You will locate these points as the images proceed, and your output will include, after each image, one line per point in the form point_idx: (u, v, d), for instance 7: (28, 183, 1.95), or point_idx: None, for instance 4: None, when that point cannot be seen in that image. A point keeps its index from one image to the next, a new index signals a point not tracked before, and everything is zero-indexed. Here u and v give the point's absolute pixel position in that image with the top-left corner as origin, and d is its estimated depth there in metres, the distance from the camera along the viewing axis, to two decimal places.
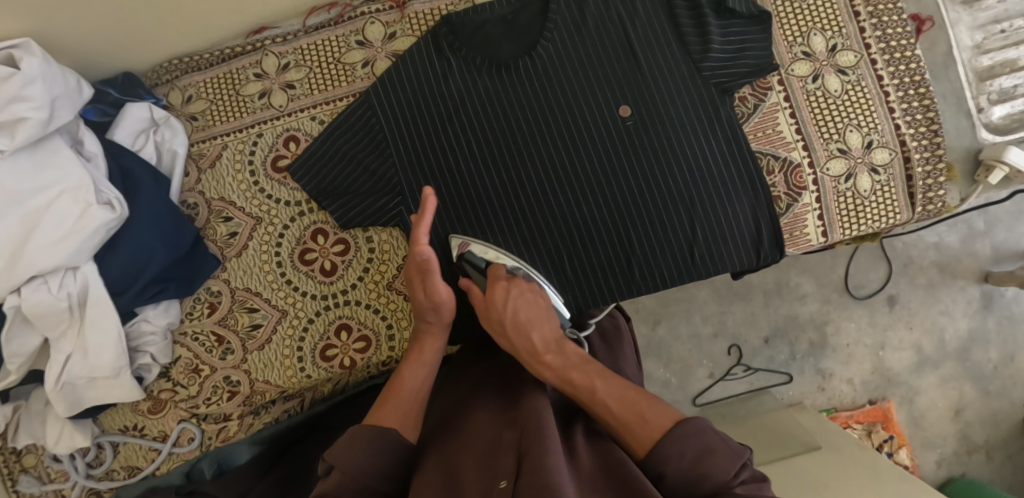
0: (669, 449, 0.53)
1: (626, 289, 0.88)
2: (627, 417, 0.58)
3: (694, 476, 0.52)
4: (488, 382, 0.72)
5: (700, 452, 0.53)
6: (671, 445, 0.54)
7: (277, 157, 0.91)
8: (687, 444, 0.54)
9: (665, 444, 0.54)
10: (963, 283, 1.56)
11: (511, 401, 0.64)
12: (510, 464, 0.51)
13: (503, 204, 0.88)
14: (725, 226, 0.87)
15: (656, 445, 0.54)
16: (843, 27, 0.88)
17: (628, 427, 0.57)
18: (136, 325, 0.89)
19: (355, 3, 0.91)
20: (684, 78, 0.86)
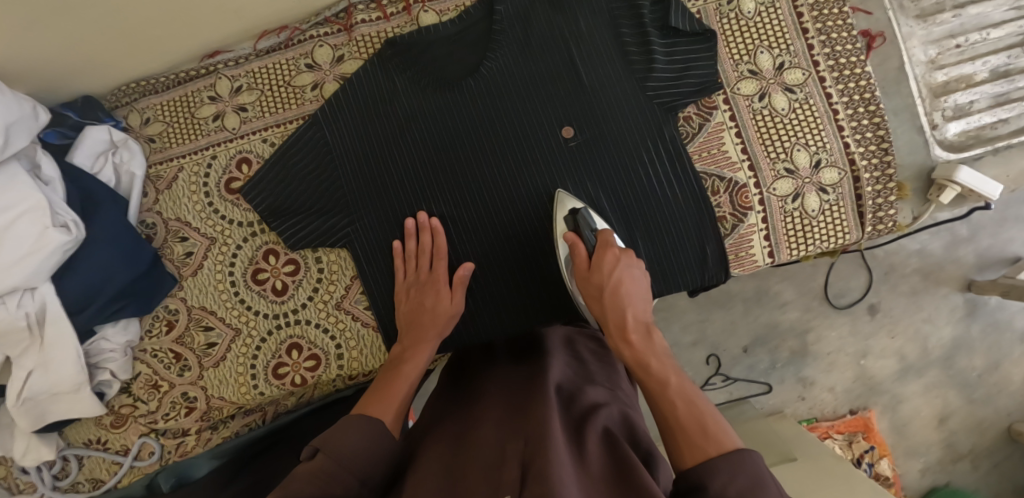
0: (724, 470, 0.51)
1: (570, 309, 0.89)
2: (692, 430, 0.57)
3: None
4: (493, 389, 0.71)
5: (750, 485, 0.50)
6: (727, 468, 0.51)
7: (231, 179, 0.93)
8: (738, 473, 0.51)
9: (723, 464, 0.52)
10: (946, 291, 1.53)
11: (519, 410, 0.62)
12: (514, 476, 0.50)
13: (449, 224, 0.89)
14: (669, 247, 0.87)
15: (711, 459, 0.53)
16: (790, 44, 0.87)
17: (688, 436, 0.56)
18: (95, 343, 0.91)
19: (303, 26, 0.92)
20: (631, 96, 0.86)
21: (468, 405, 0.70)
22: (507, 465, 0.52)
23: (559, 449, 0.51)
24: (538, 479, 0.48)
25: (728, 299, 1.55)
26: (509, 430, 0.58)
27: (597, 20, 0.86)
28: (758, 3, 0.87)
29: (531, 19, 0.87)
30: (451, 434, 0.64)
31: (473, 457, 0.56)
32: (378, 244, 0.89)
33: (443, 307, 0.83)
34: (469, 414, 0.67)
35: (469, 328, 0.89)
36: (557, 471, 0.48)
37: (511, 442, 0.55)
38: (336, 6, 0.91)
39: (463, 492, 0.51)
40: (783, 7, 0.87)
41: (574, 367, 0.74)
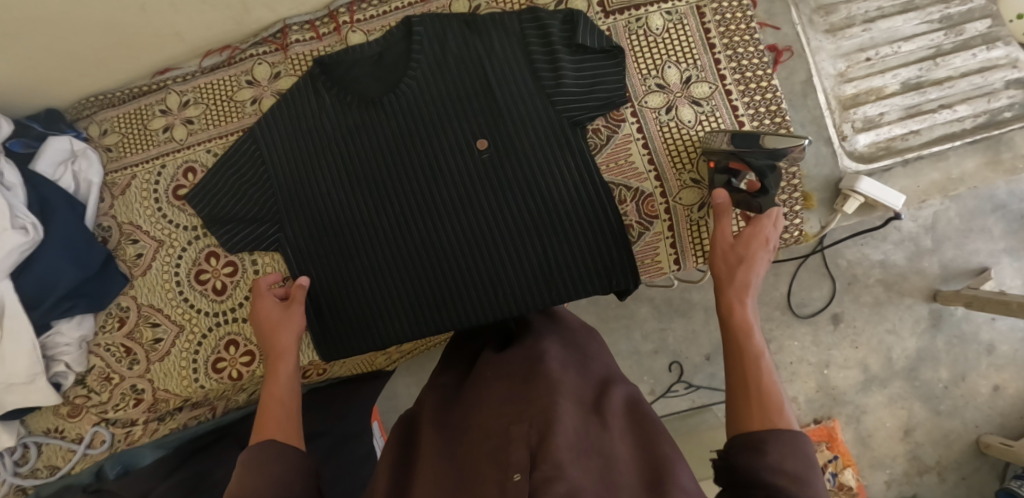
0: (787, 445, 0.55)
1: (481, 315, 0.92)
2: (765, 404, 0.60)
3: (788, 475, 0.54)
4: (494, 363, 0.76)
5: (804, 460, 0.55)
6: (788, 444, 0.56)
7: (178, 186, 1.00)
8: (783, 449, 0.55)
9: (787, 439, 0.56)
10: (910, 301, 1.46)
11: (528, 387, 0.66)
12: (523, 458, 0.55)
13: (370, 232, 0.94)
14: (576, 256, 0.91)
15: (773, 431, 0.57)
16: (697, 59, 0.90)
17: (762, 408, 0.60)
18: (50, 337, 0.99)
19: (243, 46, 0.99)
20: (540, 112, 0.90)
21: (469, 387, 0.74)
22: (513, 446, 0.57)
23: (565, 434, 0.56)
24: (547, 464, 0.53)
25: (688, 307, 1.52)
26: (515, 410, 0.63)
27: (510, 41, 0.91)
28: (666, 20, 0.91)
29: (446, 38, 0.92)
30: (463, 412, 0.69)
31: (481, 441, 0.61)
32: (307, 250, 0.95)
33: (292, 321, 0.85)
34: (474, 390, 0.71)
35: (387, 332, 0.95)
36: (568, 459, 0.53)
37: (517, 425, 0.59)
38: (273, 27, 0.98)
39: (477, 481, 0.56)
40: (690, 22, 0.91)
41: (574, 350, 0.77)
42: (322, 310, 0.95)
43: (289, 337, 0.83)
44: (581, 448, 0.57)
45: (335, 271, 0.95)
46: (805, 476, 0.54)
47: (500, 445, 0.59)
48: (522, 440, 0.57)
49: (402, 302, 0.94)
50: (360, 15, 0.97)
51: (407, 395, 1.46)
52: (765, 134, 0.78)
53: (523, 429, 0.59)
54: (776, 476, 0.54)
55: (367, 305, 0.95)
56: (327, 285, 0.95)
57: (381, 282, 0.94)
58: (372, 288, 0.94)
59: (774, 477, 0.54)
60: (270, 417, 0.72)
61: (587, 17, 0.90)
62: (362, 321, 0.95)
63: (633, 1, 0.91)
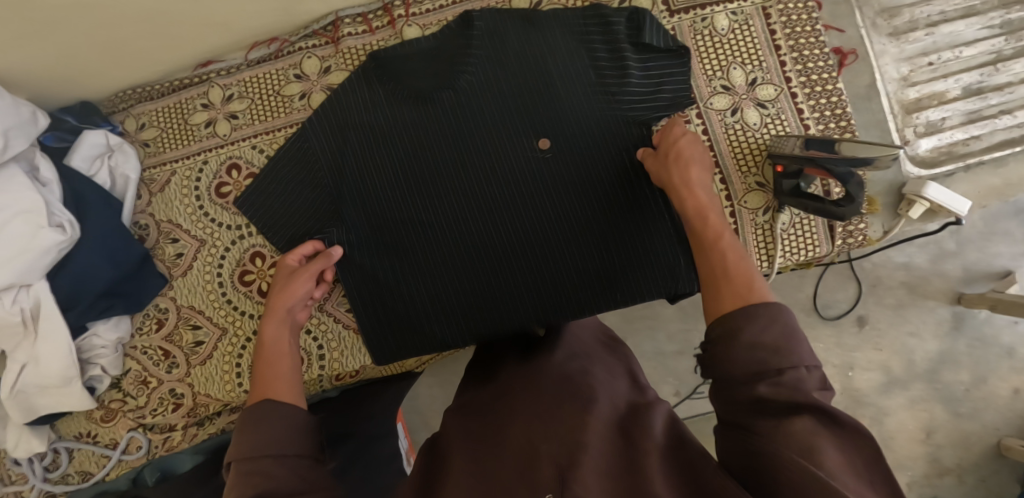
0: (762, 319, 0.57)
1: (537, 319, 0.90)
2: (738, 277, 0.63)
3: (769, 347, 0.55)
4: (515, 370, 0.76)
5: (785, 332, 0.56)
6: (765, 317, 0.58)
7: (221, 183, 0.97)
8: (760, 323, 0.57)
9: (761, 313, 0.58)
10: (933, 304, 1.44)
11: (557, 403, 0.66)
12: (550, 477, 0.56)
13: (427, 233, 0.91)
14: (639, 257, 0.89)
15: (754, 307, 0.59)
16: (763, 61, 0.89)
17: (734, 281, 0.63)
18: (87, 339, 0.95)
19: (292, 38, 0.96)
20: (604, 111, 0.88)
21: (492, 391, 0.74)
22: (540, 458, 0.58)
23: (593, 456, 0.57)
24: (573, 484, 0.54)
25: None
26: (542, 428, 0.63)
27: (571, 38, 0.89)
28: (732, 20, 0.89)
29: (507, 33, 0.90)
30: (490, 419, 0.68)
31: (508, 453, 0.61)
32: (355, 249, 0.91)
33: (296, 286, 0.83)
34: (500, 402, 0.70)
35: (443, 337, 0.91)
36: (594, 483, 0.54)
37: (546, 443, 0.60)
38: (324, 20, 0.95)
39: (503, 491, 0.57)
40: (756, 23, 0.89)
41: (603, 362, 0.76)
42: (372, 313, 0.92)
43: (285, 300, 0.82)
44: (609, 468, 0.57)
45: (391, 273, 0.91)
46: (783, 345, 0.55)
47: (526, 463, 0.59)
48: (552, 458, 0.58)
49: (460, 307, 0.91)
50: (415, 9, 0.94)
51: (431, 397, 1.43)
52: (844, 139, 0.73)
53: (550, 449, 0.59)
54: (754, 349, 0.56)
55: (422, 308, 0.91)
56: (376, 286, 0.92)
57: (433, 284, 0.91)
58: (423, 290, 0.91)
59: (750, 351, 0.56)
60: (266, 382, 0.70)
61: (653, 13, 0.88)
62: (417, 326, 0.92)
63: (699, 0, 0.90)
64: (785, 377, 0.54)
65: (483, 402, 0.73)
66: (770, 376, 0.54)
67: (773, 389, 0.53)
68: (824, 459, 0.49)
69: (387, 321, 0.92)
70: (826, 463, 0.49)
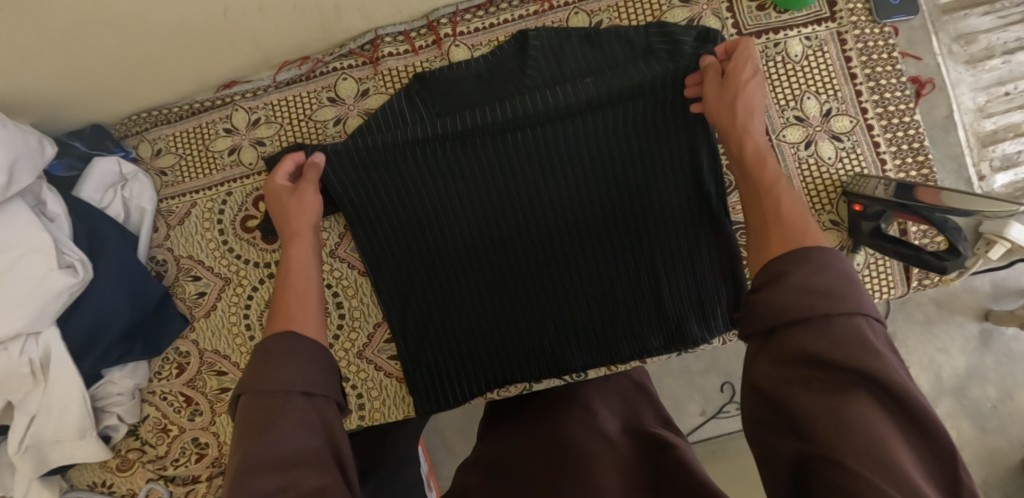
0: (812, 265, 0.51)
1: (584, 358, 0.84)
2: (791, 226, 0.59)
3: (821, 293, 0.49)
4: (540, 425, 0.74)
5: (840, 276, 0.50)
6: (815, 262, 0.51)
7: (247, 217, 0.89)
8: (807, 267, 0.51)
9: (814, 256, 0.52)
10: (961, 319, 1.31)
11: (571, 458, 0.65)
12: None
13: (464, 269, 0.84)
14: (688, 307, 0.83)
15: (808, 251, 0.53)
16: (838, 90, 0.83)
17: (784, 228, 0.59)
18: (101, 387, 0.87)
19: (326, 58, 0.88)
20: (669, 146, 0.80)
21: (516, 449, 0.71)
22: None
23: None
24: None
25: None
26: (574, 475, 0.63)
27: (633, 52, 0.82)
28: (806, 46, 0.84)
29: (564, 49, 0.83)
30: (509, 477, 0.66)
31: None
32: (394, 281, 0.85)
33: (303, 205, 0.77)
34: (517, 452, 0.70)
35: (480, 380, 0.86)
36: None
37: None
38: (362, 37, 0.87)
39: None
40: (831, 50, 0.84)
41: (608, 402, 0.77)
42: (410, 348, 0.85)
43: (307, 220, 0.77)
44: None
45: (427, 311, 0.85)
46: (836, 289, 0.48)
47: None
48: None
49: (496, 346, 0.85)
50: (462, 27, 0.87)
51: None
52: (949, 190, 0.69)
53: None
54: (801, 294, 0.49)
55: (464, 345, 0.85)
56: (414, 319, 0.85)
57: (476, 318, 0.85)
58: (465, 325, 0.85)
59: (797, 295, 0.49)
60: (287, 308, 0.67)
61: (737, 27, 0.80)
62: (455, 365, 0.85)
63: (772, 24, 0.84)
64: (836, 326, 0.47)
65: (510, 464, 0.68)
66: (818, 323, 0.47)
67: (833, 339, 0.46)
68: (889, 447, 0.42)
69: (423, 353, 0.85)
70: (893, 453, 0.41)
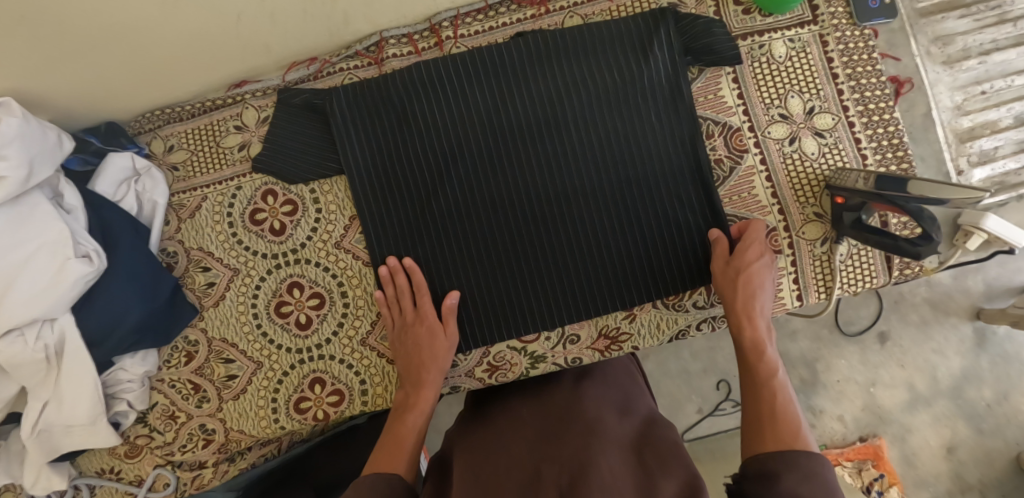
0: (804, 472, 0.59)
1: (568, 308, 0.88)
2: (785, 422, 0.67)
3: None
4: (527, 410, 0.80)
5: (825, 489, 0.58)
6: (809, 471, 0.60)
7: (256, 209, 0.92)
8: (802, 469, 0.60)
9: (804, 464, 0.60)
10: (955, 320, 1.45)
11: (563, 436, 0.71)
12: None
13: (455, 214, 0.89)
14: (670, 254, 0.87)
15: (800, 458, 0.61)
16: (821, 89, 0.88)
17: (782, 423, 0.66)
18: (112, 374, 0.90)
19: (333, 59, 0.92)
20: (648, 102, 0.87)
21: (500, 428, 0.78)
22: (543, 484, 0.65)
23: (602, 475, 0.63)
24: None
25: None
26: (550, 451, 0.70)
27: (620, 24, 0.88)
28: (789, 47, 0.88)
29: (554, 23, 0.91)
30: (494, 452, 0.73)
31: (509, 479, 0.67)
32: (390, 231, 0.89)
33: (439, 343, 0.84)
34: (501, 427, 0.78)
35: (467, 329, 0.88)
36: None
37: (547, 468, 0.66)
38: (368, 40, 0.92)
39: None
40: (814, 51, 0.88)
41: (609, 378, 0.85)
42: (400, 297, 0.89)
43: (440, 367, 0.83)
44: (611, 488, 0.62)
45: (420, 255, 0.89)
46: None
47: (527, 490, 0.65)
48: (553, 484, 0.64)
49: (485, 297, 0.88)
50: (463, 30, 0.92)
51: None
52: (913, 179, 0.71)
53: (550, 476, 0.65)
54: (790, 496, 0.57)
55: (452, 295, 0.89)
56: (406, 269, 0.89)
57: (465, 269, 0.89)
58: (454, 276, 0.89)
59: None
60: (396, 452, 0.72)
61: (721, 31, 0.86)
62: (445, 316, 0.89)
63: (757, 27, 0.88)
64: None
65: (489, 444, 0.75)
66: None
67: None
68: None
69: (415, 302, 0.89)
70: None
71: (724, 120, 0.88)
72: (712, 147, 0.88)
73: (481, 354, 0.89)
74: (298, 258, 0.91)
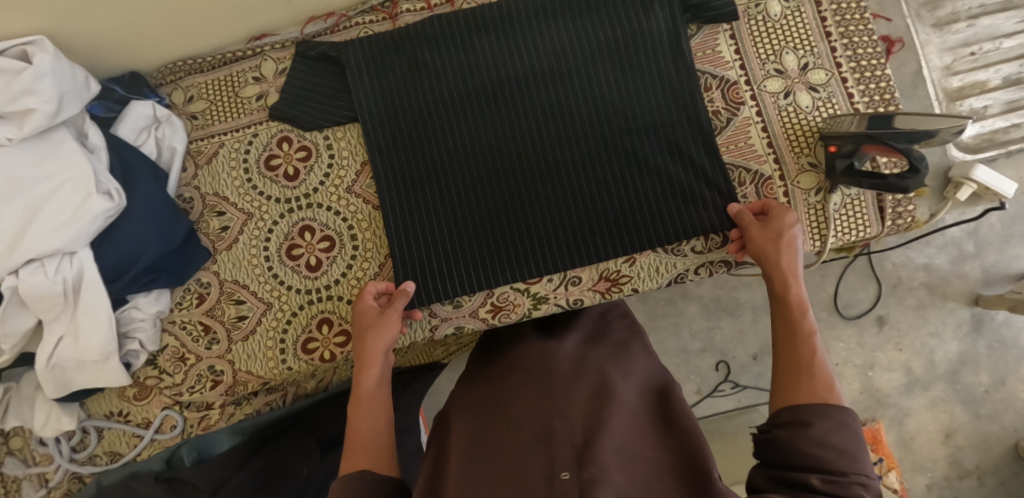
0: (834, 420, 0.61)
1: (570, 254, 0.90)
2: (806, 374, 0.67)
3: (834, 448, 0.59)
4: (527, 357, 0.80)
5: (851, 436, 0.60)
6: (836, 419, 0.61)
7: (271, 156, 0.96)
8: (827, 420, 0.61)
9: (834, 415, 0.61)
10: (953, 305, 1.44)
11: (572, 388, 0.71)
12: (569, 454, 0.60)
13: (460, 162, 0.92)
14: (669, 201, 0.89)
15: (827, 407, 0.62)
16: (814, 47, 0.92)
17: (808, 377, 0.67)
18: (127, 312, 0.92)
19: (350, 13, 0.98)
20: (648, 56, 0.91)
21: (505, 378, 0.78)
22: (558, 440, 0.62)
23: (612, 438, 0.62)
24: (590, 462, 0.59)
25: (737, 306, 1.48)
26: (556, 403, 0.68)
27: None
28: (784, 7, 0.92)
29: None
30: (501, 404, 0.72)
31: (522, 430, 0.66)
32: (399, 177, 0.92)
33: (373, 326, 0.82)
34: (504, 378, 0.78)
35: (471, 272, 0.90)
36: (611, 464, 0.59)
37: (559, 421, 0.64)
38: None
39: (517, 463, 0.62)
40: (807, 11, 0.92)
41: (613, 338, 0.86)
42: (406, 241, 0.91)
43: (378, 345, 0.80)
44: (621, 453, 0.62)
45: (427, 202, 0.92)
46: (849, 448, 0.59)
47: (542, 441, 0.63)
48: (567, 438, 0.62)
49: (489, 242, 0.91)
50: None
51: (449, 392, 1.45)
52: (900, 114, 0.78)
53: (564, 426, 0.64)
54: (821, 445, 0.59)
55: (456, 240, 0.91)
56: (413, 214, 0.91)
57: (469, 216, 0.91)
58: (459, 221, 0.91)
59: (818, 448, 0.59)
60: (356, 441, 0.71)
61: None
62: (449, 260, 0.91)
63: None
64: (842, 461, 0.58)
65: (498, 396, 0.75)
66: (826, 471, 0.57)
67: (827, 483, 0.56)
68: None
69: (421, 250, 0.91)
70: None
71: (721, 74, 0.91)
72: (709, 99, 0.91)
73: (485, 295, 0.92)
74: (310, 202, 0.95)
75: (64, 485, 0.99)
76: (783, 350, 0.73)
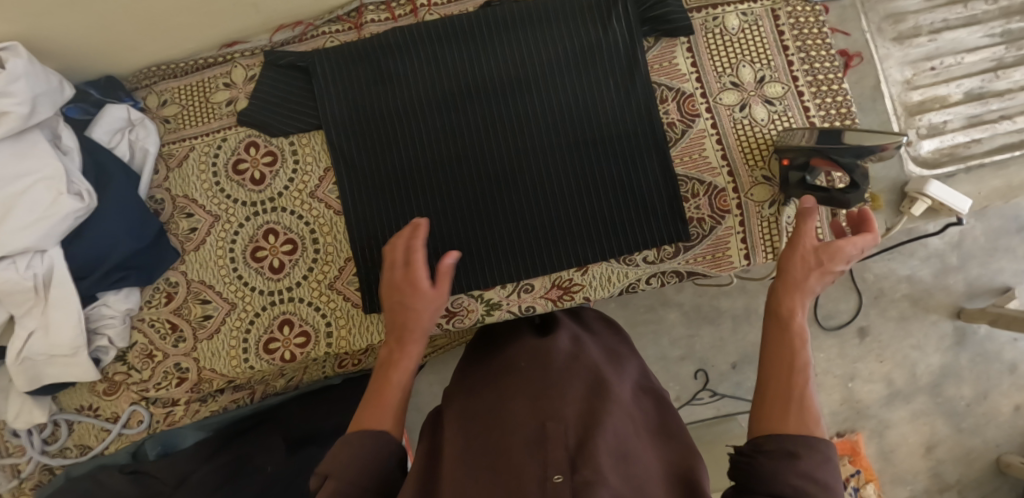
0: (820, 453, 0.58)
1: (527, 262, 0.92)
2: (797, 384, 0.65)
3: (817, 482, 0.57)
4: (521, 355, 0.78)
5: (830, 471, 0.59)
6: (821, 452, 0.59)
7: (238, 160, 0.99)
8: (812, 452, 0.58)
9: (820, 448, 0.59)
10: (935, 317, 1.43)
11: (566, 385, 0.69)
12: (562, 457, 0.58)
13: (422, 170, 0.93)
14: (625, 211, 0.91)
15: (816, 440, 0.60)
16: (772, 60, 0.93)
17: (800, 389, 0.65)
18: (96, 308, 0.94)
19: (317, 22, 1.01)
20: (607, 69, 0.92)
21: (499, 374, 0.76)
22: (552, 441, 0.60)
23: (607, 439, 0.60)
24: (585, 465, 0.57)
25: (716, 314, 1.48)
26: (548, 402, 0.66)
27: None
28: (742, 21, 0.94)
29: None
30: (491, 402, 0.70)
31: (513, 427, 0.64)
32: (361, 183, 0.94)
33: (425, 293, 0.78)
34: (494, 376, 0.76)
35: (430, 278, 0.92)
36: (606, 466, 0.57)
37: (553, 422, 0.62)
38: (349, 6, 1.00)
39: (507, 466, 0.59)
40: (765, 24, 0.93)
41: (603, 342, 0.84)
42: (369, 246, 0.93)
43: (427, 313, 0.78)
44: (618, 453, 0.61)
45: (388, 208, 0.93)
46: (830, 484, 0.57)
47: (533, 442, 0.61)
48: (561, 439, 0.60)
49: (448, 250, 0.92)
50: None
51: (429, 393, 1.46)
52: (846, 130, 0.78)
53: (556, 428, 0.61)
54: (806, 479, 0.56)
55: None
56: (375, 219, 0.93)
57: (429, 223, 0.93)
58: (419, 228, 0.93)
59: (803, 480, 0.56)
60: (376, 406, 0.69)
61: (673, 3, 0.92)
62: None
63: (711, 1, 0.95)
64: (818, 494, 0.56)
65: (490, 390, 0.73)
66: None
67: None
68: None
69: (391, 254, 0.93)
70: None
71: (678, 86, 0.93)
72: (665, 111, 0.92)
73: None
74: (275, 206, 0.97)
75: (34, 477, 1.03)
76: (769, 362, 0.69)
